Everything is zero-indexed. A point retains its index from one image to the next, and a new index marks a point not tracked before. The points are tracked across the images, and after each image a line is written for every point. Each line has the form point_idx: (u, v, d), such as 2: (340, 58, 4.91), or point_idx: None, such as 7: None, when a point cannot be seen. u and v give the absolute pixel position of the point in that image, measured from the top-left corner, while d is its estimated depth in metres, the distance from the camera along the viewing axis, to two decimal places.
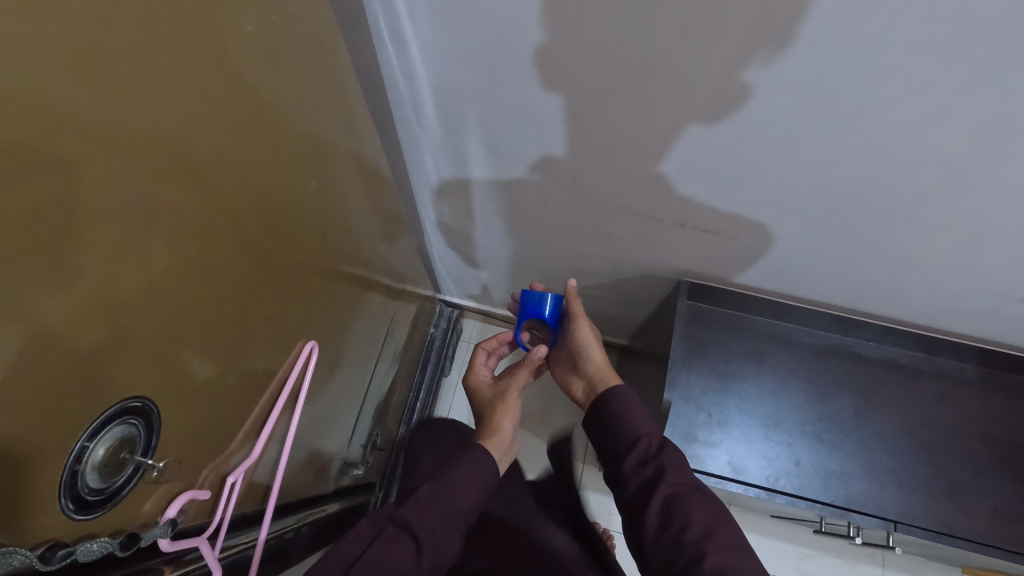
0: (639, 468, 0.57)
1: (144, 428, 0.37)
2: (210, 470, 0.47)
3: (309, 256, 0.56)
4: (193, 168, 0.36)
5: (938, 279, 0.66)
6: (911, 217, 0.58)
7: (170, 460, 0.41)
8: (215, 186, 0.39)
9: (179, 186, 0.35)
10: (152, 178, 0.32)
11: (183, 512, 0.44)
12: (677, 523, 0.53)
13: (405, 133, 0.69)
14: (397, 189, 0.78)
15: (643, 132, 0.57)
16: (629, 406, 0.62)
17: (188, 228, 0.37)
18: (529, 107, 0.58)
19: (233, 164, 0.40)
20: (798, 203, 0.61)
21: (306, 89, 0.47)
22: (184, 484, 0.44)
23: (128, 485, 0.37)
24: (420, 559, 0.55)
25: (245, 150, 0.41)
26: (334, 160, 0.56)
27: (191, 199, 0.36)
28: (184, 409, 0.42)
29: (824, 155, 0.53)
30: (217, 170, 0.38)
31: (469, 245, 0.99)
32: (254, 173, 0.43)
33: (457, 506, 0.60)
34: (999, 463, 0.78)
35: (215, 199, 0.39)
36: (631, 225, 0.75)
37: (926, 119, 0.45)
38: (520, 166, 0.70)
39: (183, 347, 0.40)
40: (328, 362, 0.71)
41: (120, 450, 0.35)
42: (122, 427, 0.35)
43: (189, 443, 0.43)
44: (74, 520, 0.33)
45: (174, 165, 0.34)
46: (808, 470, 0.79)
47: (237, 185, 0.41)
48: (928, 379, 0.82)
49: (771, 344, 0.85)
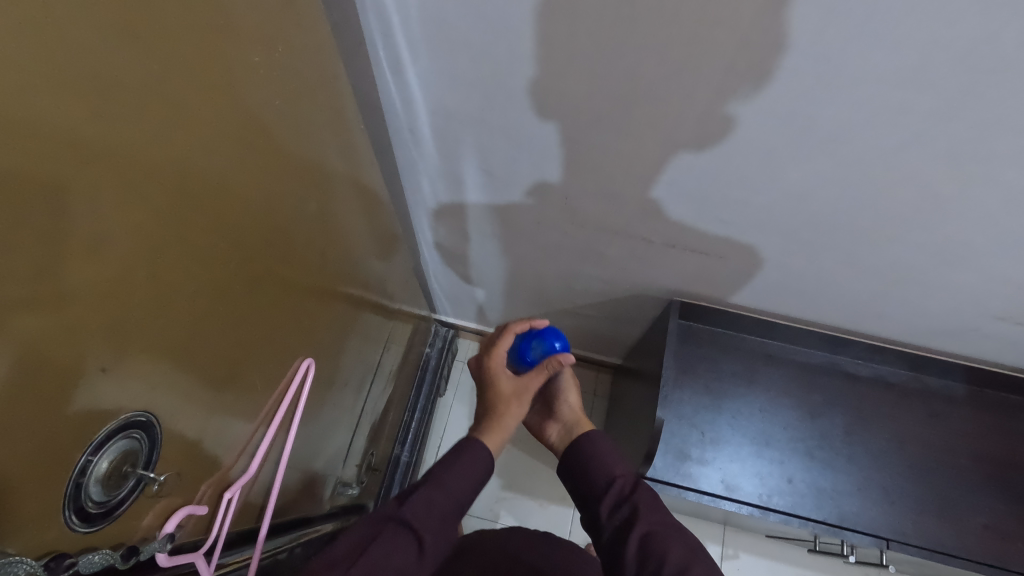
0: (614, 510, 0.58)
1: (147, 441, 0.38)
2: (209, 485, 0.48)
3: (308, 277, 0.57)
4: (195, 193, 0.37)
5: (921, 299, 0.68)
6: (892, 238, 0.59)
7: (171, 474, 0.42)
8: (216, 212, 0.40)
9: (180, 211, 0.36)
10: (153, 206, 0.34)
11: (180, 527, 0.44)
12: (655, 559, 0.52)
13: (402, 157, 0.71)
14: (394, 211, 0.80)
15: (632, 156, 0.59)
16: (603, 448, 0.64)
17: (188, 253, 0.38)
18: (522, 133, 0.60)
19: (234, 191, 0.41)
20: (785, 224, 0.62)
21: (307, 118, 0.49)
22: (183, 499, 0.44)
23: (129, 498, 0.38)
24: (422, 557, 0.57)
25: (245, 177, 0.42)
26: (333, 185, 0.58)
27: (192, 224, 0.38)
28: (185, 423, 0.42)
29: (806, 178, 0.55)
30: (218, 196, 0.40)
31: (465, 266, 1.00)
32: (255, 198, 0.44)
33: (454, 501, 0.61)
34: (989, 481, 0.79)
35: (217, 225, 0.40)
36: (623, 246, 0.77)
37: (899, 144, 0.47)
38: (515, 190, 0.72)
39: (182, 369, 0.41)
40: (325, 381, 0.71)
41: (123, 463, 0.36)
42: (125, 440, 0.36)
43: (189, 458, 0.44)
44: (77, 532, 0.34)
45: (176, 191, 0.36)
46: (800, 488, 0.79)
47: (237, 211, 0.43)
48: (917, 398, 0.84)
49: (761, 362, 0.87)
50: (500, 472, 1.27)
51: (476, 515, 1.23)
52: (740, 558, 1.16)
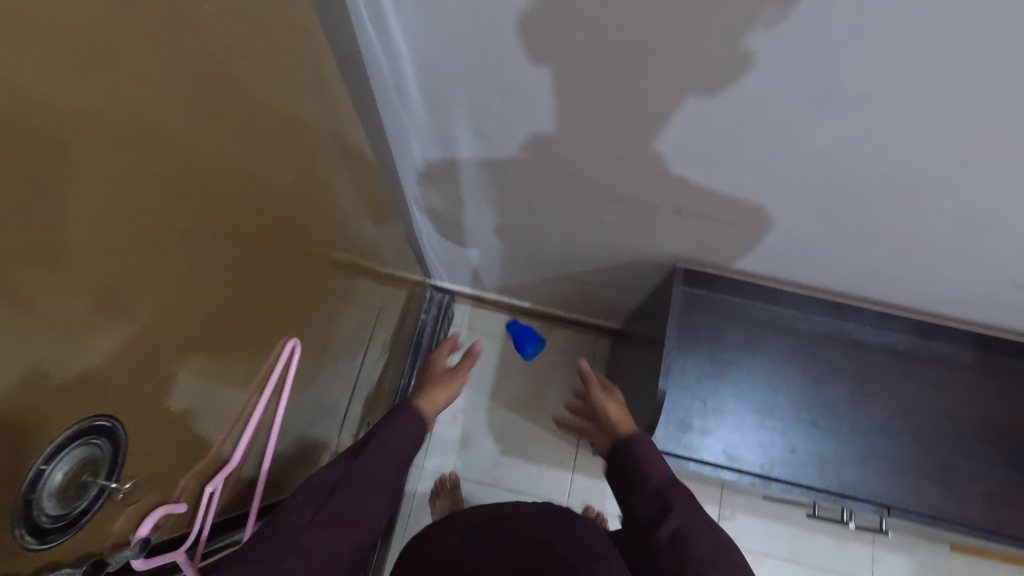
0: (650, 505, 0.65)
1: (108, 449, 0.35)
2: (189, 481, 0.45)
3: (295, 244, 0.54)
4: (168, 162, 0.33)
5: (940, 266, 0.65)
6: (913, 203, 0.56)
7: (139, 479, 0.39)
8: (192, 184, 0.36)
9: (153, 181, 0.32)
10: (139, 178, 0.31)
11: (158, 527, 0.42)
12: (682, 555, 0.59)
13: (389, 116, 0.65)
14: (382, 175, 0.75)
15: (636, 116, 0.54)
16: (651, 453, 0.70)
17: (175, 227, 0.35)
18: (519, 90, 0.55)
19: (211, 160, 0.37)
20: (799, 189, 0.58)
21: (292, 70, 0.45)
22: (159, 498, 0.42)
23: (91, 509, 0.35)
24: (371, 501, 0.63)
25: (222, 146, 0.38)
26: (318, 145, 0.54)
27: (166, 196, 0.34)
28: (160, 421, 0.39)
29: (826, 142, 0.50)
30: (194, 167, 0.36)
31: (459, 231, 0.96)
32: (232, 169, 0.40)
33: (400, 447, 0.71)
34: (992, 449, 0.78)
35: (194, 198, 0.36)
36: (626, 212, 0.73)
37: (937, 104, 0.43)
38: (512, 152, 0.67)
39: (175, 345, 0.39)
40: (316, 356, 0.69)
41: (80, 473, 0.33)
42: (82, 448, 0.32)
43: (162, 458, 0.41)
44: (31, 552, 0.31)
45: (149, 159, 0.31)
46: (802, 458, 0.78)
47: (214, 183, 0.38)
48: (925, 365, 0.82)
49: (767, 330, 0.84)
50: (497, 436, 1.27)
51: (475, 479, 1.23)
52: (737, 519, 1.18)
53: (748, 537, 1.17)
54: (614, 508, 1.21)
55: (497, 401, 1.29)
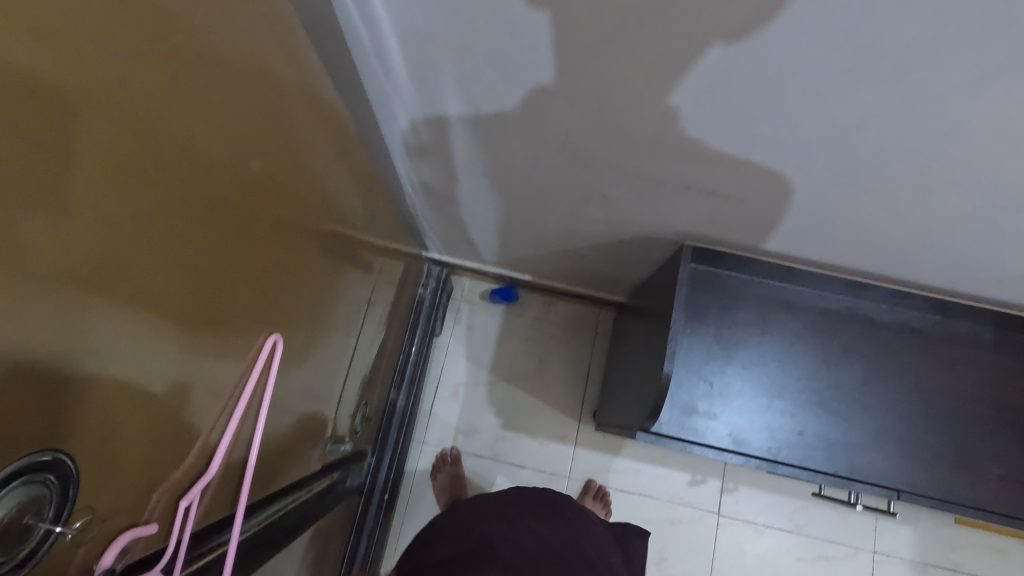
0: None
1: (56, 482, 0.32)
2: (158, 497, 0.43)
3: (287, 216, 0.53)
4: (102, 130, 0.30)
5: (968, 245, 0.60)
6: (946, 182, 0.51)
7: (93, 510, 0.36)
8: (136, 155, 0.33)
9: (88, 153, 0.29)
10: (90, 154, 0.29)
11: (126, 552, 0.40)
12: None
13: (372, 86, 0.60)
14: (369, 149, 0.70)
15: (643, 88, 0.49)
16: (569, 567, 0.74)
17: (145, 202, 0.34)
18: (510, 60, 0.49)
19: (158, 130, 0.34)
20: (820, 166, 0.53)
21: (258, 30, 0.42)
22: (125, 521, 0.40)
23: (38, 551, 0.32)
24: None
25: (170, 114, 0.35)
26: (300, 112, 0.51)
27: (104, 172, 0.31)
28: (118, 436, 0.37)
29: (854, 117, 0.45)
30: (143, 136, 0.33)
31: (454, 206, 0.91)
32: (187, 141, 0.37)
33: None
34: (1009, 431, 0.76)
35: (141, 171, 0.33)
36: (631, 187, 0.68)
37: (985, 73, 0.37)
38: (507, 126, 0.62)
39: (159, 321, 0.38)
40: (307, 343, 0.66)
41: (17, 519, 0.30)
42: (15, 493, 0.30)
43: (123, 479, 0.39)
44: None
45: (77, 127, 0.28)
46: (811, 441, 0.76)
47: (166, 155, 0.35)
48: (942, 344, 0.78)
49: (777, 308, 0.80)
50: (498, 411, 1.26)
51: (476, 453, 1.23)
52: (739, 491, 1.21)
53: (750, 508, 1.20)
54: (617, 482, 1.21)
55: (498, 375, 1.27)
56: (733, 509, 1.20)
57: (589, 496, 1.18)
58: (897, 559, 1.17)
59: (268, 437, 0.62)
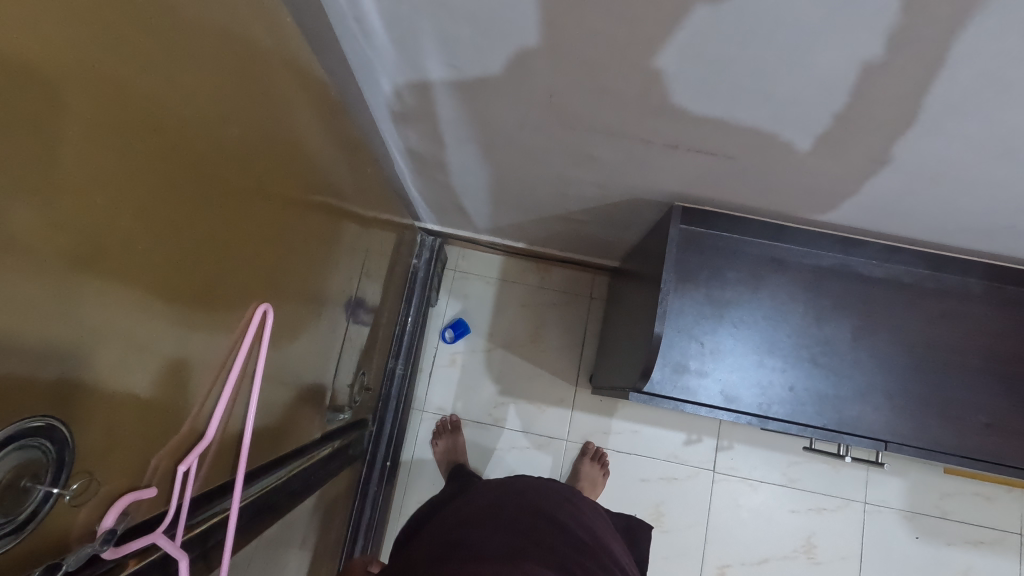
0: None
1: (52, 448, 0.33)
2: (155, 463, 0.44)
3: (272, 186, 0.52)
4: (75, 95, 0.29)
5: (958, 196, 0.60)
6: (936, 131, 0.50)
7: (92, 476, 0.37)
8: (112, 120, 0.32)
9: (66, 134, 0.29)
10: (66, 135, 0.29)
11: (128, 514, 0.42)
12: None
13: (352, 51, 0.59)
14: (351, 115, 0.69)
15: (628, 43, 0.47)
16: None
17: (129, 181, 0.34)
18: (490, 18, 0.48)
19: (134, 94, 0.33)
20: (807, 121, 0.53)
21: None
22: (125, 485, 0.41)
23: (39, 513, 0.33)
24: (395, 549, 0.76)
25: (145, 78, 0.34)
26: (276, 79, 0.50)
27: (78, 139, 0.30)
28: (110, 407, 0.38)
29: (843, 65, 0.44)
30: (123, 114, 0.33)
31: (443, 172, 0.91)
32: (164, 107, 0.36)
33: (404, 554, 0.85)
34: (995, 379, 0.77)
35: (119, 138, 0.33)
36: (619, 147, 0.68)
37: (973, 15, 0.36)
38: (490, 86, 0.60)
39: (151, 297, 0.39)
40: (300, 314, 0.66)
41: (18, 478, 0.31)
42: (16, 454, 0.31)
43: (120, 447, 0.40)
44: None
45: (47, 93, 0.27)
46: (801, 396, 0.78)
47: (143, 122, 0.34)
48: (932, 298, 0.79)
49: (767, 267, 0.80)
50: (496, 377, 1.27)
51: (475, 420, 1.25)
52: (734, 448, 1.24)
53: (744, 464, 1.23)
54: (616, 443, 1.24)
55: (494, 342, 1.28)
56: (728, 465, 1.23)
57: (587, 457, 1.21)
58: (887, 509, 1.21)
59: (266, 406, 0.63)
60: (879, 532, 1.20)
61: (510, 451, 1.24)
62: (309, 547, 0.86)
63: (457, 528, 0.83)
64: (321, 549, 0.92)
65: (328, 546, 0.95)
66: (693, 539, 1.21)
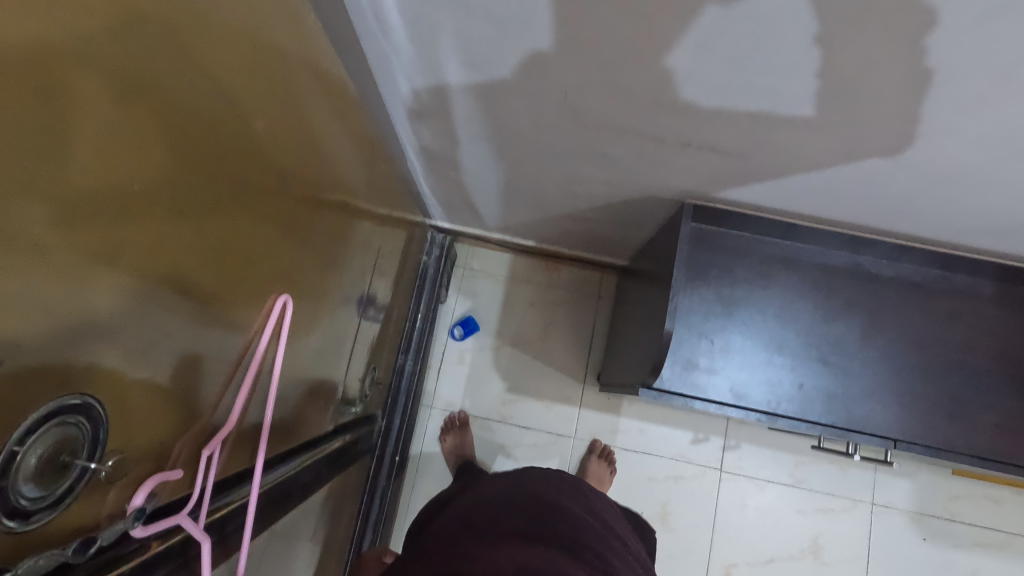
0: None
1: (87, 425, 0.34)
2: (180, 447, 0.45)
3: (290, 182, 0.53)
4: (100, 94, 0.30)
5: (970, 195, 0.60)
6: (949, 130, 0.51)
7: (123, 455, 0.39)
8: (140, 114, 0.33)
9: (95, 127, 0.30)
10: (96, 127, 0.30)
11: (155, 495, 0.43)
12: None
13: (372, 49, 0.60)
14: (367, 112, 0.70)
15: (644, 43, 0.48)
16: None
17: (156, 173, 0.35)
18: (507, 18, 0.48)
19: (158, 94, 0.34)
20: (819, 119, 0.53)
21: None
22: (153, 466, 0.42)
23: (75, 488, 0.35)
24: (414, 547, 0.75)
25: (167, 77, 0.35)
26: (296, 77, 0.51)
27: (104, 137, 0.31)
28: (137, 390, 0.39)
29: (857, 64, 0.45)
30: (149, 109, 0.34)
31: (455, 170, 0.91)
32: (187, 103, 0.37)
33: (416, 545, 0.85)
34: (1006, 380, 0.77)
35: (145, 131, 0.34)
36: (631, 145, 0.68)
37: (987, 15, 0.37)
38: (505, 84, 0.61)
39: (174, 286, 0.40)
40: (315, 308, 0.67)
41: (57, 453, 0.32)
42: (56, 428, 0.32)
43: (146, 429, 0.41)
44: (13, 533, 0.31)
45: (75, 92, 0.28)
46: (810, 394, 0.78)
47: (167, 119, 0.36)
48: (942, 298, 0.79)
49: (777, 265, 0.81)
50: (504, 375, 1.28)
51: (483, 417, 1.26)
52: (741, 448, 1.24)
53: (752, 464, 1.23)
54: (623, 441, 1.24)
55: (503, 340, 1.29)
56: (735, 465, 1.23)
57: (594, 455, 1.21)
58: (894, 510, 1.21)
59: (282, 398, 0.64)
60: (887, 533, 1.20)
61: (518, 447, 1.25)
62: (319, 540, 0.87)
63: (471, 518, 0.83)
64: (331, 542, 0.93)
65: (337, 539, 0.95)
66: (700, 538, 1.21)
